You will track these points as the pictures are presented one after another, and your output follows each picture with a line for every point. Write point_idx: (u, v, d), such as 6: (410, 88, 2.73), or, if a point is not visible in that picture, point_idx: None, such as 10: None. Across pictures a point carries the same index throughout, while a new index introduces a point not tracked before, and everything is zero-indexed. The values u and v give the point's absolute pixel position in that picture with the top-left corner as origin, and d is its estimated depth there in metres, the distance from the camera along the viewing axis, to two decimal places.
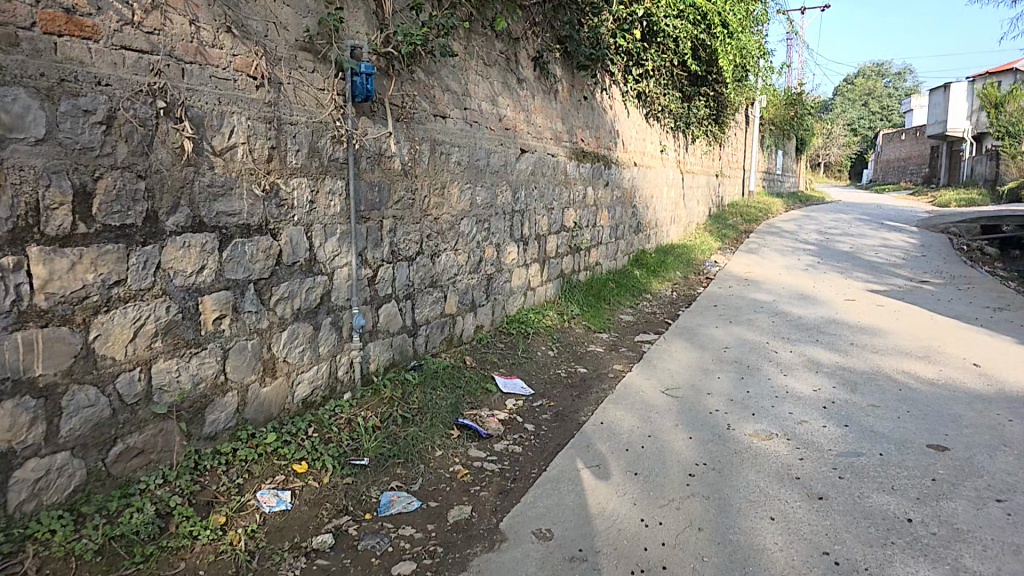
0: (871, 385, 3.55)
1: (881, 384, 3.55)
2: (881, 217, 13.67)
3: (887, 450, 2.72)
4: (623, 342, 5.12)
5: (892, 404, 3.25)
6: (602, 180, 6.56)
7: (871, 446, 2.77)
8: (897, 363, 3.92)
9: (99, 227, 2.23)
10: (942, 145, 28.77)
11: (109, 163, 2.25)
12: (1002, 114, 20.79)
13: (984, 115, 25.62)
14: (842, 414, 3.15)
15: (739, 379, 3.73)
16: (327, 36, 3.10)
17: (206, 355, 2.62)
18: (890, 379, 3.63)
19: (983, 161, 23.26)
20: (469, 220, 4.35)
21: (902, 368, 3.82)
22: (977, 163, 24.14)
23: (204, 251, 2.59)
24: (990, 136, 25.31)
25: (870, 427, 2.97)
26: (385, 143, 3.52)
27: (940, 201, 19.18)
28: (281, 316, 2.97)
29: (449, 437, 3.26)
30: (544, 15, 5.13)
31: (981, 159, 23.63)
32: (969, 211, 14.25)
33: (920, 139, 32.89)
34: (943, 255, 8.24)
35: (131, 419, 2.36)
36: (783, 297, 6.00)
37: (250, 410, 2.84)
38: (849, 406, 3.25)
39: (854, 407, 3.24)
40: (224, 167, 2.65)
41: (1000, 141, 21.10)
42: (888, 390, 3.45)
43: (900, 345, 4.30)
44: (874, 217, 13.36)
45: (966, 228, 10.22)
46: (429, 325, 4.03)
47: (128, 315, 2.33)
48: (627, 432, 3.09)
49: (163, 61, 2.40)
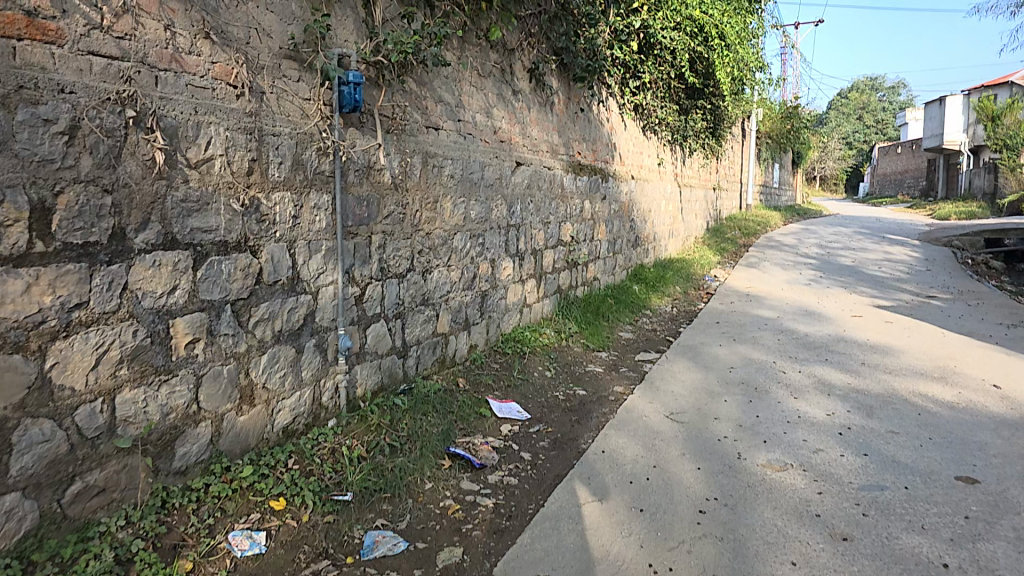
0: (888, 410, 3.39)
1: (898, 409, 3.39)
2: (883, 230, 13.60)
3: (912, 484, 2.56)
4: (623, 362, 4.96)
5: (912, 431, 3.09)
6: (600, 194, 6.43)
7: (894, 479, 2.61)
8: (913, 384, 3.78)
9: (59, 247, 2.06)
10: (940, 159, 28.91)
11: (71, 176, 2.08)
12: (999, 127, 20.73)
13: (980, 128, 25.71)
14: (859, 442, 2.99)
15: (746, 403, 3.57)
16: (313, 44, 2.95)
17: (177, 382, 2.45)
18: (908, 403, 3.47)
19: (983, 174, 23.30)
20: (462, 235, 4.19)
21: (919, 390, 3.67)
22: (975, 175, 24.14)
23: (176, 270, 2.42)
24: (986, 149, 25.41)
25: (891, 457, 2.81)
26: (374, 156, 3.37)
27: (940, 214, 19.11)
28: (261, 338, 2.79)
29: (440, 468, 3.08)
30: (541, 25, 5.01)
31: (980, 172, 23.61)
32: (972, 224, 14.23)
33: (918, 152, 33.05)
34: (949, 269, 8.12)
35: (91, 455, 2.19)
36: (787, 313, 5.86)
37: (225, 441, 2.66)
38: (866, 434, 3.08)
39: (870, 434, 3.08)
40: (199, 180, 2.49)
41: (999, 154, 21.09)
42: (907, 415, 3.29)
43: (914, 365, 4.15)
44: (876, 231, 13.29)
45: (969, 241, 10.13)
46: (420, 345, 3.85)
47: (90, 341, 2.15)
48: (630, 462, 2.92)
49: (134, 67, 2.24)
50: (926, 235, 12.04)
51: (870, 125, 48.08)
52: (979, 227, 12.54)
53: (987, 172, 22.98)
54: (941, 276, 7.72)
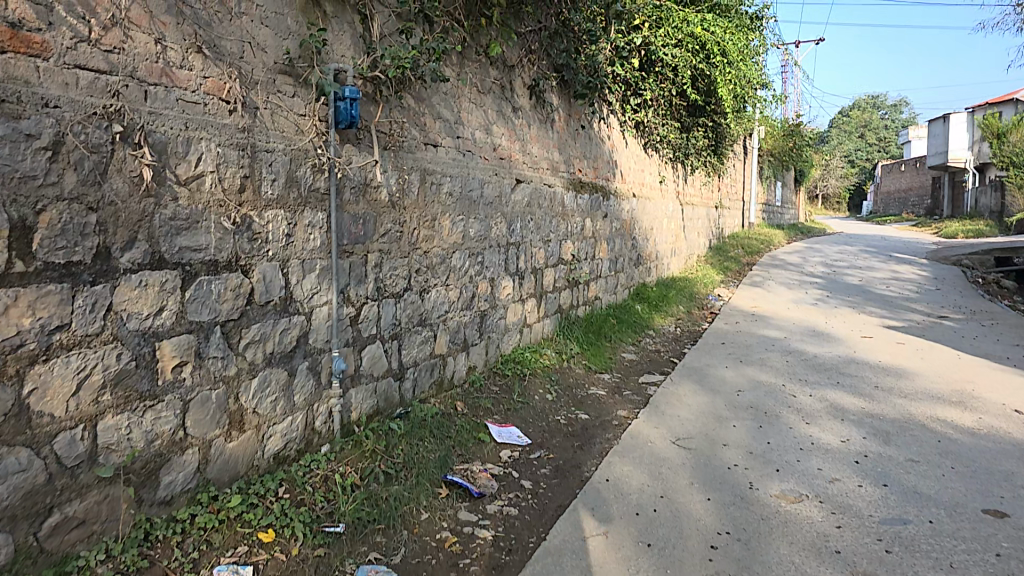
0: (906, 436, 3.27)
1: (916, 436, 3.27)
2: (889, 249, 13.51)
3: (937, 518, 2.44)
4: (626, 385, 4.85)
5: (933, 459, 2.98)
6: (601, 212, 6.36)
7: (918, 512, 2.49)
8: (930, 409, 3.66)
9: (40, 266, 1.97)
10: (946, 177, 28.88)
11: (54, 194, 2.00)
12: (1004, 144, 20.60)
13: (985, 146, 25.69)
14: (877, 472, 2.87)
15: (756, 429, 3.45)
16: (309, 59, 2.88)
17: (163, 408, 2.35)
18: (927, 429, 3.35)
19: (991, 192, 23.22)
20: (461, 254, 4.10)
21: (938, 416, 3.55)
22: (981, 194, 24.13)
23: (163, 290, 2.32)
24: (991, 167, 25.36)
25: (912, 488, 2.69)
26: (371, 172, 3.29)
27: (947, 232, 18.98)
28: (251, 361, 2.68)
29: (436, 497, 2.97)
30: (542, 42, 4.97)
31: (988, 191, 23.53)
32: (983, 243, 14.05)
33: (920, 170, 33.10)
34: (959, 289, 8.02)
35: (71, 485, 2.08)
36: (794, 334, 5.74)
37: (213, 469, 2.55)
38: (884, 462, 2.97)
39: (889, 463, 2.96)
40: (189, 198, 2.40)
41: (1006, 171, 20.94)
42: (926, 442, 3.17)
43: (930, 389, 4.04)
44: (883, 249, 13.20)
45: (980, 259, 10.03)
46: (418, 367, 3.73)
47: (71, 365, 2.05)
48: (636, 491, 2.79)
49: (122, 81, 2.17)
50: (935, 254, 11.92)
51: (870, 144, 48.32)
52: (988, 245, 12.43)
53: (992, 191, 23.03)
54: (952, 295, 7.60)
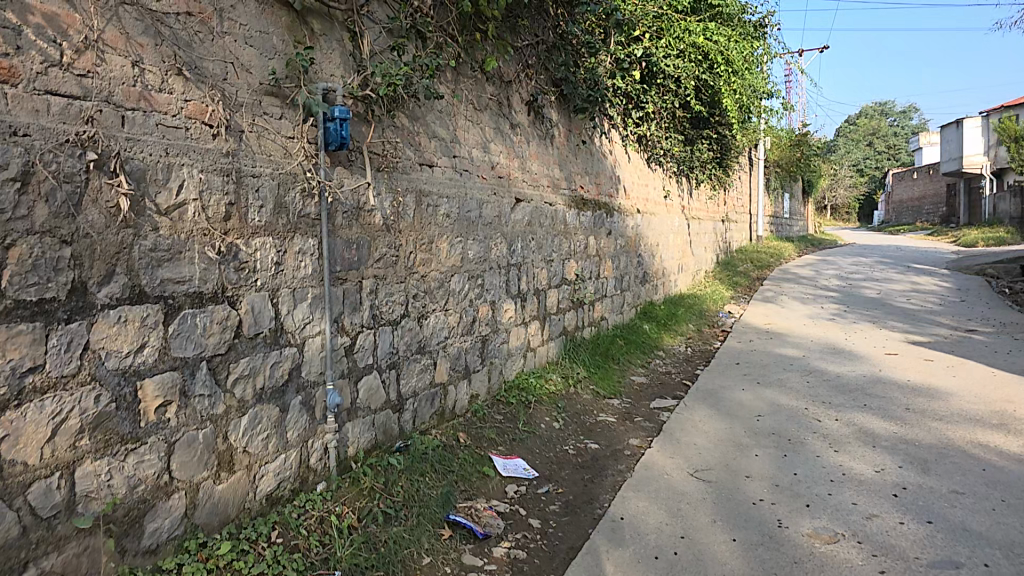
0: (947, 465, 3.07)
1: (958, 464, 3.07)
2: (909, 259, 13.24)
3: (993, 560, 2.24)
4: (637, 411, 4.67)
5: (980, 491, 2.78)
6: (605, 229, 6.22)
7: (970, 554, 2.29)
8: (970, 433, 3.46)
9: (11, 304, 1.83)
10: (961, 183, 28.60)
11: (23, 228, 1.86)
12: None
13: (1001, 150, 25.29)
14: (919, 506, 2.67)
15: (781, 458, 3.25)
16: (296, 79, 2.76)
17: (146, 451, 2.19)
18: (969, 456, 3.15)
19: (1011, 198, 22.81)
20: (460, 277, 3.95)
21: (979, 441, 3.34)
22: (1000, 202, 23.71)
23: (144, 326, 2.17)
24: (1007, 173, 24.98)
25: (960, 525, 2.49)
26: (364, 196, 3.16)
27: (965, 242, 18.62)
28: (241, 398, 2.53)
29: (439, 539, 2.81)
30: (539, 56, 4.87)
31: (1007, 198, 23.12)
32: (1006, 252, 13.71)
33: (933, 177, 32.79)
34: (985, 301, 7.77)
35: (47, 538, 1.92)
36: (812, 352, 5.54)
37: (201, 514, 2.38)
38: (926, 495, 2.77)
39: (931, 496, 2.76)
40: (171, 227, 2.27)
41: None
42: (971, 472, 2.97)
43: (966, 410, 3.83)
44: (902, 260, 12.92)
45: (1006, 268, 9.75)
46: (417, 397, 3.56)
47: (45, 410, 1.91)
48: (655, 531, 2.60)
49: (96, 106, 2.04)
50: (959, 263, 11.63)
51: (877, 152, 48.06)
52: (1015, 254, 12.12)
53: (1011, 197, 22.77)
54: (979, 308, 7.37)
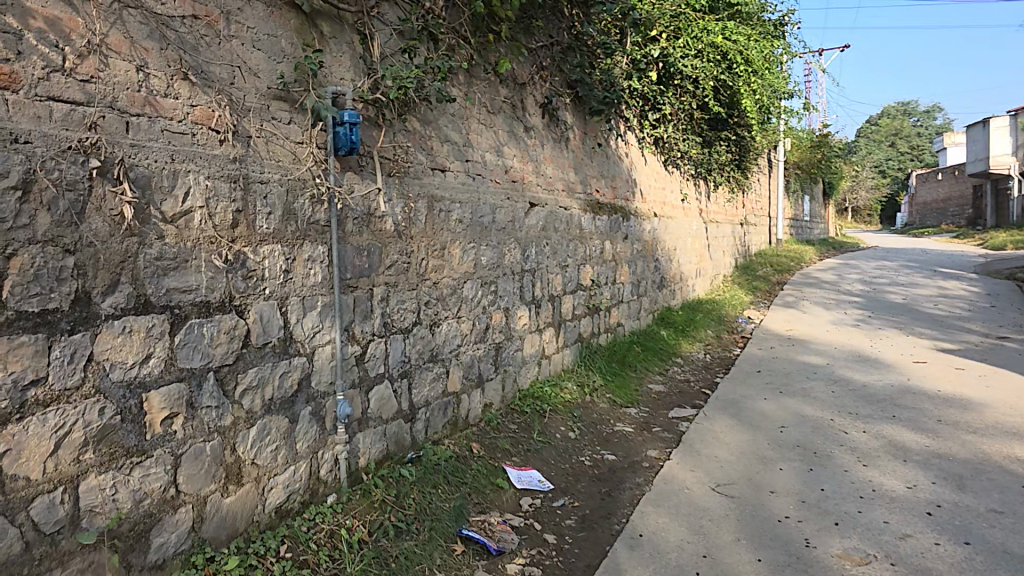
0: (984, 481, 2.94)
1: (996, 481, 2.93)
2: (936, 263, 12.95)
3: None
4: (655, 421, 4.57)
5: (1019, 510, 2.65)
6: (621, 233, 6.11)
7: None
8: (1007, 447, 3.31)
9: (12, 315, 1.79)
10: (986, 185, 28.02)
11: (25, 237, 1.81)
12: None
13: None
14: (956, 526, 2.55)
15: (807, 472, 3.13)
16: (305, 83, 2.70)
17: (151, 465, 2.13)
18: (1006, 472, 3.01)
19: None
20: (472, 283, 3.87)
21: (1015, 455, 3.20)
22: None
23: (150, 336, 2.12)
24: None
25: (1001, 547, 2.37)
26: (374, 202, 3.09)
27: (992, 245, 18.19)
28: (249, 409, 2.46)
29: (452, 554, 2.74)
30: (553, 58, 4.79)
31: None
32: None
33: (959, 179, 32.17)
34: (1016, 307, 7.54)
35: (50, 554, 1.86)
36: (837, 360, 5.39)
37: (209, 528, 2.32)
38: (962, 514, 2.64)
39: (968, 514, 2.64)
40: (177, 235, 2.21)
41: None
42: (1010, 489, 2.84)
43: (1002, 423, 3.68)
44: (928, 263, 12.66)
45: None
46: (430, 407, 3.49)
47: (48, 424, 1.86)
48: (676, 549, 2.50)
49: (100, 112, 1.99)
50: (988, 266, 11.33)
51: (896, 152, 47.34)
52: None
53: None
54: (1010, 314, 7.15)
